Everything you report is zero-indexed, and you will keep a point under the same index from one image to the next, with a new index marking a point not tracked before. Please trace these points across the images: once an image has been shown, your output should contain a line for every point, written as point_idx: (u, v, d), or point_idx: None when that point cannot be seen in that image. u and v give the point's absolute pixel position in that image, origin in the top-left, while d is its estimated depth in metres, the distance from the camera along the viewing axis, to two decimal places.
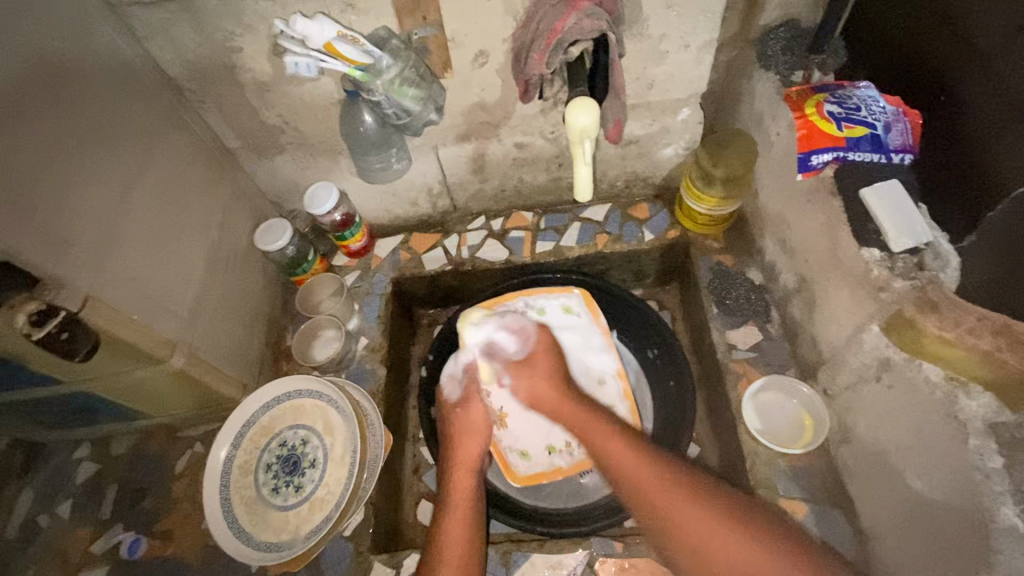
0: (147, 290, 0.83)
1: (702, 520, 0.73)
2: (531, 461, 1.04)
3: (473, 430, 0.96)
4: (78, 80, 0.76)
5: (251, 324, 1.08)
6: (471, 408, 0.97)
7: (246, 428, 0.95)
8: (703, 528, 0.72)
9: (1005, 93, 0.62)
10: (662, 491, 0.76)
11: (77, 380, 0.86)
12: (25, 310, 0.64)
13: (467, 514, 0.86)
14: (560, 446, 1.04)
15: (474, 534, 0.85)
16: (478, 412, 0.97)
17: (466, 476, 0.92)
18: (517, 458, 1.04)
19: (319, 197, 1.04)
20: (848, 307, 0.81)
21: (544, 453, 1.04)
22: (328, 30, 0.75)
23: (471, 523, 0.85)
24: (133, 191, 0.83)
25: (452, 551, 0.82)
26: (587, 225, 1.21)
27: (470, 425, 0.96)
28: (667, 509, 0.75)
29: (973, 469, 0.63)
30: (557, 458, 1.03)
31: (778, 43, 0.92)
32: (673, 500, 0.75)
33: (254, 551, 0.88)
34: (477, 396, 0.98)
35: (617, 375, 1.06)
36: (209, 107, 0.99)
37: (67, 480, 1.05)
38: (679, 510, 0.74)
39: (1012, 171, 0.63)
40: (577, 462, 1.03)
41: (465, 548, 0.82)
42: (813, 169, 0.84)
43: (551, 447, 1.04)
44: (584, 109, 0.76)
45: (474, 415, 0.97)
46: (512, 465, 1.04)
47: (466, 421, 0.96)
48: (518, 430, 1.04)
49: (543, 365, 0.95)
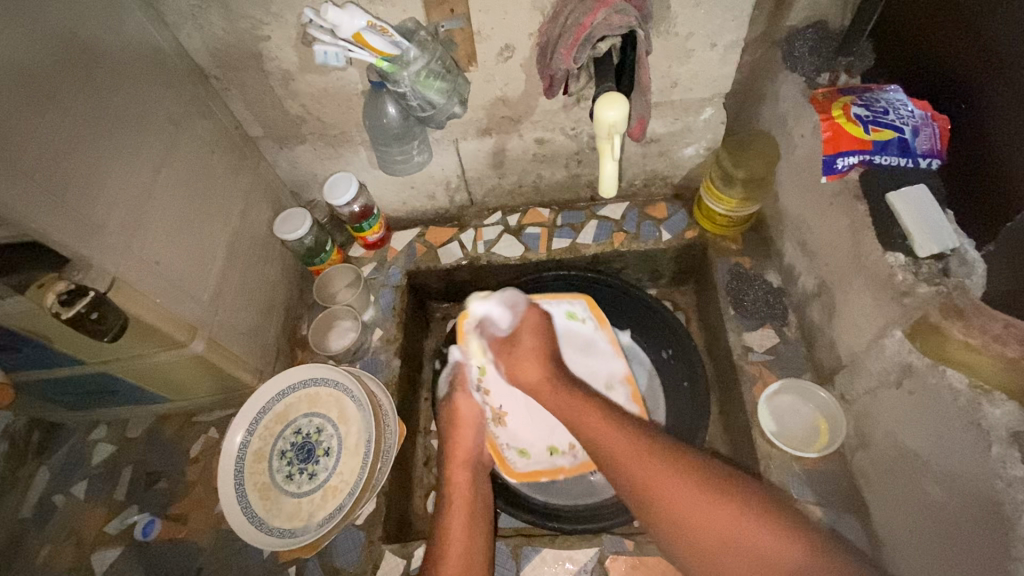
0: (169, 275, 0.83)
1: (699, 500, 0.70)
2: (530, 460, 1.06)
3: (458, 422, 0.98)
4: (108, 63, 0.76)
5: (268, 312, 1.09)
6: (455, 400, 1.00)
7: (262, 414, 0.96)
8: (704, 516, 0.69)
9: None
10: (641, 465, 0.75)
11: (98, 361, 0.87)
12: (55, 289, 0.68)
13: (466, 508, 0.87)
14: (563, 449, 1.07)
15: (477, 527, 0.85)
16: (462, 403, 1.00)
17: (462, 470, 0.93)
18: (515, 455, 1.06)
19: (340, 188, 1.04)
20: (870, 312, 0.81)
21: (546, 454, 1.07)
22: (358, 21, 0.75)
23: (471, 515, 0.86)
24: (159, 176, 0.83)
25: (454, 542, 0.82)
26: (604, 224, 1.21)
27: (457, 419, 0.98)
28: (646, 479, 0.74)
29: (996, 477, 0.62)
30: (561, 459, 1.06)
31: (806, 45, 0.90)
32: (661, 483, 0.73)
33: (268, 536, 0.88)
34: (463, 390, 1.01)
35: (625, 379, 1.09)
36: (233, 95, 1.00)
37: (83, 460, 1.06)
38: (672, 495, 0.72)
39: None
40: (579, 463, 1.06)
41: (465, 542, 0.82)
42: (838, 172, 0.83)
43: (552, 448, 1.07)
44: (613, 105, 0.75)
45: (460, 408, 0.99)
46: (507, 462, 1.05)
47: (452, 414, 0.99)
48: (516, 428, 1.07)
49: (530, 346, 0.95)
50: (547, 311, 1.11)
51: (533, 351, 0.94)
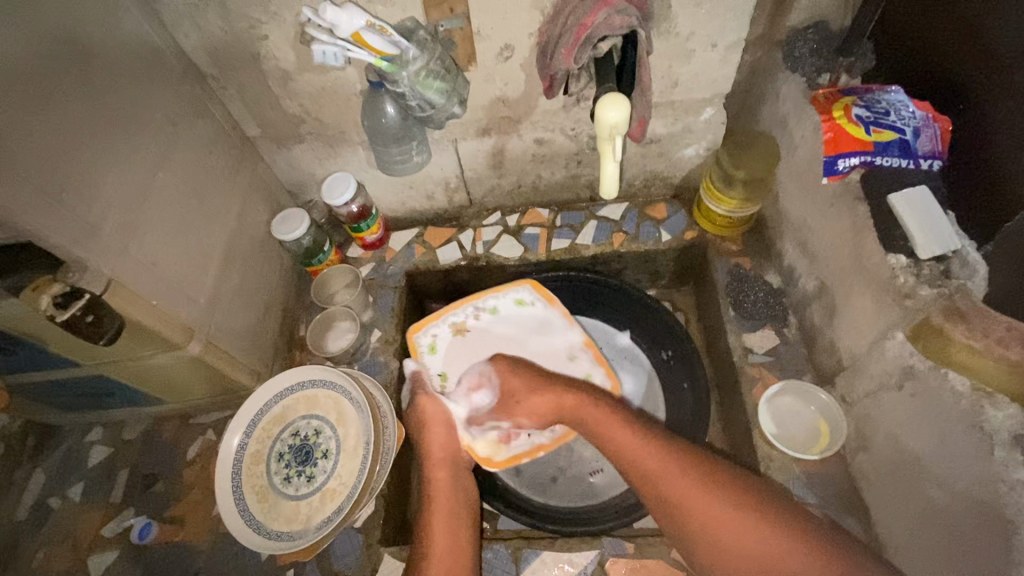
0: (166, 276, 0.83)
1: (729, 510, 0.70)
2: (510, 447, 1.03)
3: (429, 422, 0.95)
4: (105, 63, 0.76)
5: (266, 313, 1.08)
6: (421, 404, 0.96)
7: (259, 416, 0.95)
8: (732, 526, 0.68)
9: None
10: (671, 474, 0.74)
11: (94, 363, 0.86)
12: (49, 292, 0.66)
13: (447, 508, 0.86)
14: (539, 426, 1.05)
15: (460, 528, 0.84)
16: (428, 406, 0.96)
17: (440, 469, 0.91)
18: (492, 445, 1.02)
19: (338, 189, 1.03)
20: (871, 314, 0.80)
21: (522, 435, 1.04)
22: (357, 20, 0.74)
23: (453, 515, 0.85)
24: (156, 176, 0.83)
25: (438, 543, 0.81)
26: (604, 224, 1.20)
27: (426, 420, 0.95)
28: (674, 489, 0.73)
29: (998, 481, 0.62)
30: (538, 437, 1.04)
31: (807, 45, 0.90)
32: (689, 492, 0.72)
33: (266, 539, 0.87)
34: (425, 393, 0.97)
35: (586, 347, 1.11)
36: (231, 95, 0.99)
37: (78, 463, 1.05)
38: (699, 505, 0.71)
39: None
40: (559, 436, 1.04)
41: (448, 541, 0.82)
42: (839, 173, 0.83)
43: (527, 429, 1.04)
44: (616, 104, 0.75)
45: (427, 407, 0.96)
46: (486, 455, 1.01)
47: (420, 416, 0.95)
48: None
49: (518, 386, 0.94)
50: (494, 304, 1.14)
51: (524, 389, 0.93)
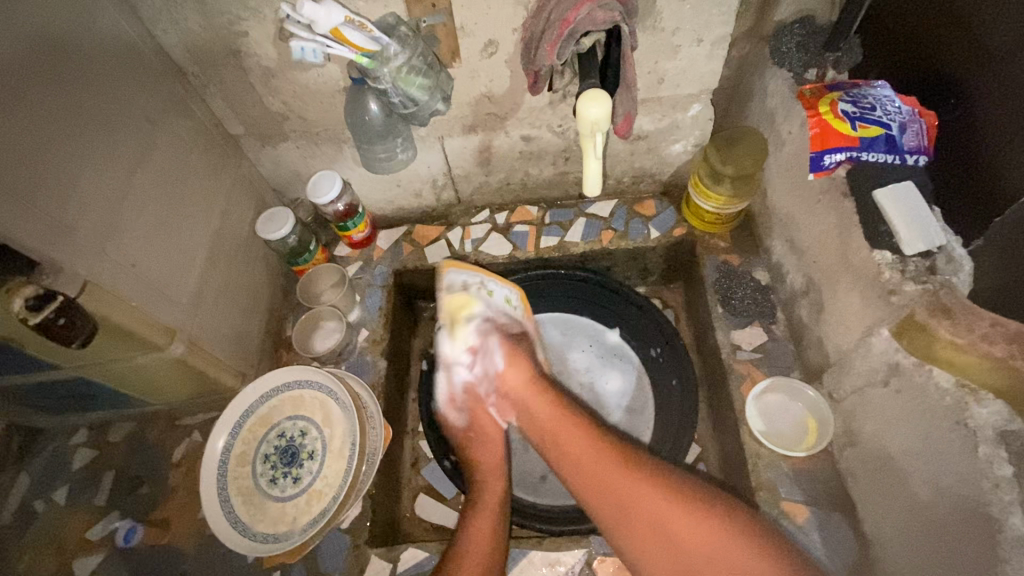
0: (146, 277, 0.81)
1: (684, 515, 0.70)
2: None
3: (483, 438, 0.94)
4: (79, 59, 0.74)
5: (251, 313, 1.07)
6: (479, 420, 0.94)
7: (244, 418, 0.94)
8: (688, 528, 0.69)
9: (1012, 94, 0.62)
10: (625, 482, 0.74)
11: (71, 364, 0.85)
12: (22, 294, 0.63)
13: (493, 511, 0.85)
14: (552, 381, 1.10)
15: (499, 534, 0.83)
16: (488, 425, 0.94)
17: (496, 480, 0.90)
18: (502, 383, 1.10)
19: (323, 187, 1.02)
20: (857, 311, 0.80)
21: None
22: (336, 16, 0.73)
23: (496, 517, 0.85)
24: (134, 176, 0.81)
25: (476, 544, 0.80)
26: (593, 222, 1.19)
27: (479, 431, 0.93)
28: (629, 493, 0.74)
29: (983, 478, 0.62)
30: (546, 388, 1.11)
31: (793, 40, 0.89)
32: (640, 496, 0.73)
33: (252, 541, 0.87)
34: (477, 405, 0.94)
35: None
36: (213, 92, 0.98)
37: (63, 465, 1.04)
38: (650, 505, 0.72)
39: (1016, 174, 0.63)
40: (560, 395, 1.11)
41: (487, 543, 0.80)
42: (825, 169, 0.82)
43: None
44: (595, 101, 0.74)
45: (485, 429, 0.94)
46: None
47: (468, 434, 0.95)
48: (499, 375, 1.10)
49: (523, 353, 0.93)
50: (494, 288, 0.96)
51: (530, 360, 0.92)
